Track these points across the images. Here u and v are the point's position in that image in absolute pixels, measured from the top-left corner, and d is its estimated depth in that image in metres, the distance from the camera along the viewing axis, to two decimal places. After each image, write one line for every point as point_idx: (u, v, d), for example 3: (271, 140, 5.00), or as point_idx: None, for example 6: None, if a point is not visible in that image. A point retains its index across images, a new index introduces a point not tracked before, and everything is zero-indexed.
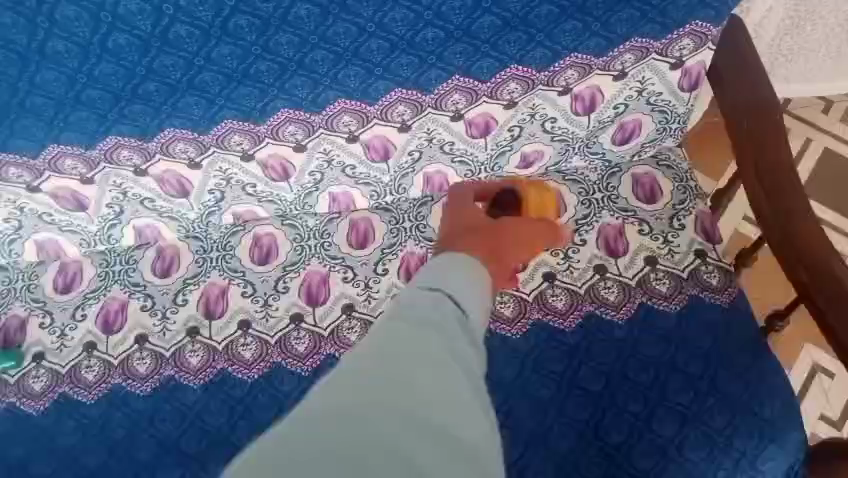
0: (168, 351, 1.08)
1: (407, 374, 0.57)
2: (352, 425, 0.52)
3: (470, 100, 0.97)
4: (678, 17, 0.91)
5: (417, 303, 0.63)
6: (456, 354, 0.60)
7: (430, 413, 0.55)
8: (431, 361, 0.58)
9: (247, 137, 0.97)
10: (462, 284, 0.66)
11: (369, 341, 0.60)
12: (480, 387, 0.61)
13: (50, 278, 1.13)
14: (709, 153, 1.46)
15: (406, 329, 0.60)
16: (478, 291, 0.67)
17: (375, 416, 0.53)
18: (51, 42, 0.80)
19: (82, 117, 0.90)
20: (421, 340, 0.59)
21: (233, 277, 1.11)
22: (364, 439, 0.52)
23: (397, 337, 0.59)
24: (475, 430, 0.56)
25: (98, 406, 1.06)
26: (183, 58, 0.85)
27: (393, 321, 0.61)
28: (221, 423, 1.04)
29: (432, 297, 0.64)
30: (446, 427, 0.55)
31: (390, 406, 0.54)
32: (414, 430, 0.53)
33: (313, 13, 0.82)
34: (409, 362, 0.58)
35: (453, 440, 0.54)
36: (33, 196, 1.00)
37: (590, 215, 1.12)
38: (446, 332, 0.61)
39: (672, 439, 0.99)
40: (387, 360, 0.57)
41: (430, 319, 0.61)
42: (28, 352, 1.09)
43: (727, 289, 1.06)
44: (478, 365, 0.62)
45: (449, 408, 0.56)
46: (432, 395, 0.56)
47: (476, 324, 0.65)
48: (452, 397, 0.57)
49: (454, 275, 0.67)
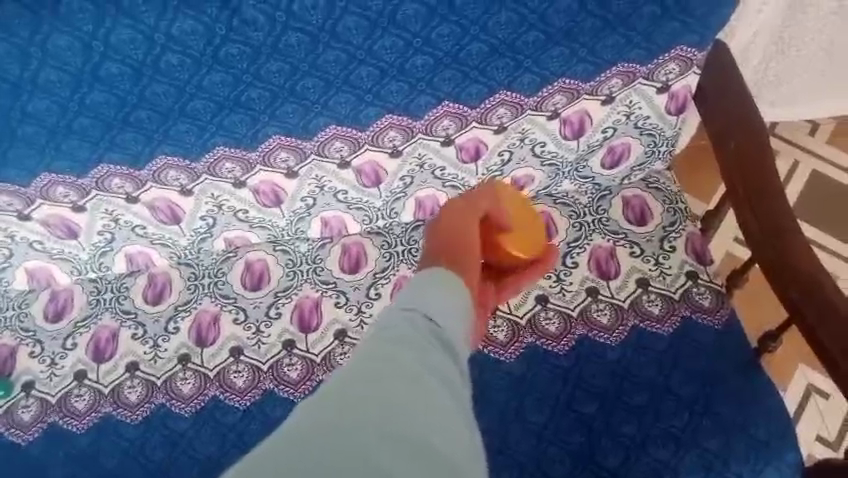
0: (159, 380, 1.07)
1: (389, 386, 0.57)
2: (334, 438, 0.53)
3: (460, 125, 0.98)
4: (664, 42, 0.92)
5: (398, 318, 0.63)
6: (438, 367, 0.60)
7: (412, 424, 0.55)
8: (411, 376, 0.58)
9: (239, 163, 0.97)
10: (447, 298, 0.66)
11: (352, 360, 0.60)
12: (461, 398, 0.61)
13: (42, 306, 1.11)
14: (699, 177, 1.48)
15: (386, 346, 0.60)
16: (460, 305, 0.67)
17: (357, 429, 0.53)
18: (44, 72, 0.80)
19: (74, 145, 0.90)
20: (403, 354, 0.59)
21: (224, 304, 1.11)
22: (346, 452, 0.52)
23: (378, 354, 0.59)
24: (456, 440, 0.57)
25: (88, 435, 1.04)
26: (175, 86, 0.85)
27: (374, 338, 0.61)
28: (212, 450, 1.03)
29: (412, 311, 0.64)
30: (428, 436, 0.55)
31: (371, 418, 0.54)
32: (396, 441, 0.54)
33: (303, 40, 0.83)
34: (390, 376, 0.58)
35: (437, 449, 0.55)
36: (24, 224, 0.99)
37: (581, 237, 1.13)
38: (427, 345, 0.61)
39: (668, 462, 0.99)
40: (368, 375, 0.57)
41: (411, 333, 0.62)
42: (17, 381, 1.08)
43: (719, 310, 1.07)
44: (460, 376, 0.63)
45: (429, 419, 0.56)
46: (413, 405, 0.56)
47: (459, 338, 0.65)
48: (432, 411, 0.57)
49: (437, 290, 0.66)
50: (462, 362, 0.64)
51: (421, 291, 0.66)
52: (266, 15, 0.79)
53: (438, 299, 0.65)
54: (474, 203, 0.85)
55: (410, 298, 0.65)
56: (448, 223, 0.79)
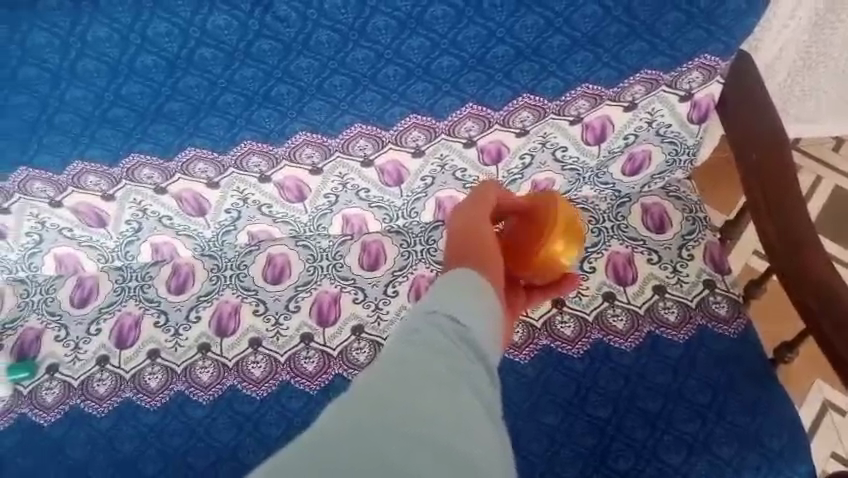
0: (179, 367, 1.09)
1: (409, 390, 0.58)
2: (357, 439, 0.54)
3: (482, 127, 0.99)
4: (687, 50, 0.93)
5: (423, 323, 0.64)
6: (459, 371, 0.61)
7: (432, 427, 0.56)
8: (432, 381, 0.59)
9: (265, 158, 0.99)
10: (473, 301, 0.67)
11: (376, 364, 0.61)
12: (488, 401, 0.62)
13: (68, 292, 1.14)
14: (720, 189, 1.49)
15: (408, 352, 0.61)
16: (483, 309, 0.68)
17: (378, 430, 0.55)
18: (82, 61, 0.83)
19: (107, 134, 0.92)
20: (426, 358, 0.61)
21: (245, 296, 1.13)
22: (369, 452, 0.53)
23: (400, 359, 0.61)
24: (480, 440, 0.58)
25: (108, 419, 1.07)
26: (207, 80, 0.87)
27: (397, 343, 0.63)
28: (229, 439, 1.05)
29: (435, 316, 0.65)
30: (448, 437, 0.56)
31: (395, 420, 0.56)
32: (419, 442, 0.55)
33: (333, 38, 0.85)
34: (410, 380, 0.59)
35: (457, 451, 0.56)
36: (55, 210, 1.02)
37: (599, 242, 1.14)
38: (449, 350, 0.62)
39: (679, 467, 1.00)
40: (390, 379, 0.59)
41: (433, 338, 0.63)
42: (42, 364, 1.11)
43: (734, 319, 1.07)
44: (488, 379, 0.64)
45: (454, 421, 0.58)
46: (433, 409, 0.57)
47: (483, 342, 0.66)
48: (452, 414, 0.58)
49: (464, 293, 0.67)
50: (491, 365, 0.65)
51: (447, 294, 0.67)
52: (298, 13, 0.82)
53: (460, 301, 0.66)
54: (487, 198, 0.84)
55: (434, 302, 0.66)
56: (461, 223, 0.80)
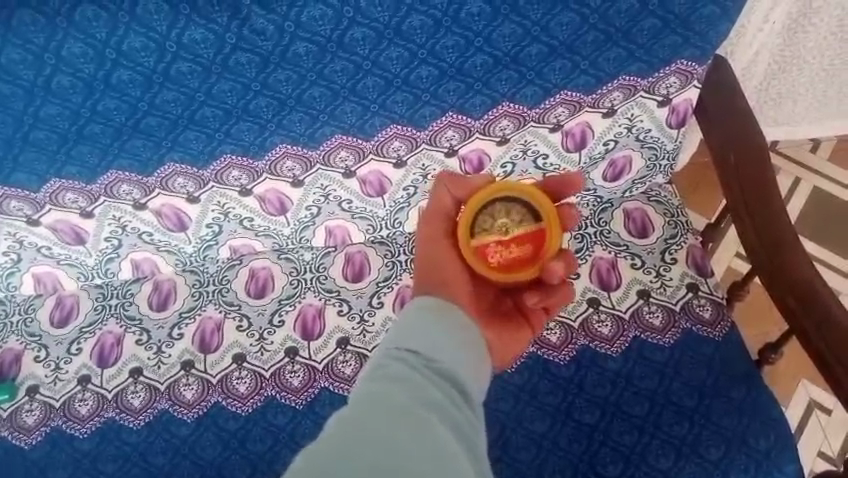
0: (162, 385, 1.08)
1: (388, 406, 0.60)
2: (347, 445, 0.57)
3: (463, 136, 0.99)
4: (665, 56, 0.93)
5: (398, 351, 0.67)
6: (432, 390, 0.64)
7: (412, 437, 0.59)
8: (409, 399, 0.62)
9: (245, 171, 0.98)
10: (440, 326, 0.70)
11: (359, 386, 0.64)
12: (468, 418, 0.65)
13: (48, 312, 1.13)
14: (700, 192, 1.49)
15: (386, 374, 0.64)
16: (452, 333, 0.70)
17: (364, 440, 0.57)
18: (57, 77, 0.82)
19: (85, 151, 0.91)
20: (401, 380, 0.63)
21: (228, 311, 1.12)
22: (357, 457, 0.56)
23: (378, 380, 0.63)
24: (458, 443, 0.61)
25: (90, 440, 1.06)
26: (184, 94, 0.86)
27: (378, 367, 0.65)
28: (215, 455, 1.05)
29: (407, 343, 0.67)
30: (425, 446, 0.58)
31: (377, 430, 0.58)
32: (400, 453, 0.57)
33: (311, 50, 0.84)
34: (388, 397, 0.61)
35: (434, 459, 0.58)
36: (32, 228, 1.01)
37: (583, 248, 1.14)
38: (423, 375, 0.65)
39: (667, 471, 1.00)
40: (370, 396, 0.62)
41: (408, 363, 0.65)
42: (22, 385, 1.09)
43: (719, 322, 1.07)
44: (462, 399, 0.66)
45: (435, 429, 0.60)
46: (411, 423, 0.60)
47: (455, 364, 0.68)
48: (429, 426, 0.60)
49: (428, 324, 0.70)
50: (466, 388, 0.67)
51: (420, 318, 0.71)
52: (275, 25, 0.81)
53: (429, 329, 0.69)
54: (441, 205, 0.85)
55: (406, 330, 0.69)
56: (426, 250, 0.83)
